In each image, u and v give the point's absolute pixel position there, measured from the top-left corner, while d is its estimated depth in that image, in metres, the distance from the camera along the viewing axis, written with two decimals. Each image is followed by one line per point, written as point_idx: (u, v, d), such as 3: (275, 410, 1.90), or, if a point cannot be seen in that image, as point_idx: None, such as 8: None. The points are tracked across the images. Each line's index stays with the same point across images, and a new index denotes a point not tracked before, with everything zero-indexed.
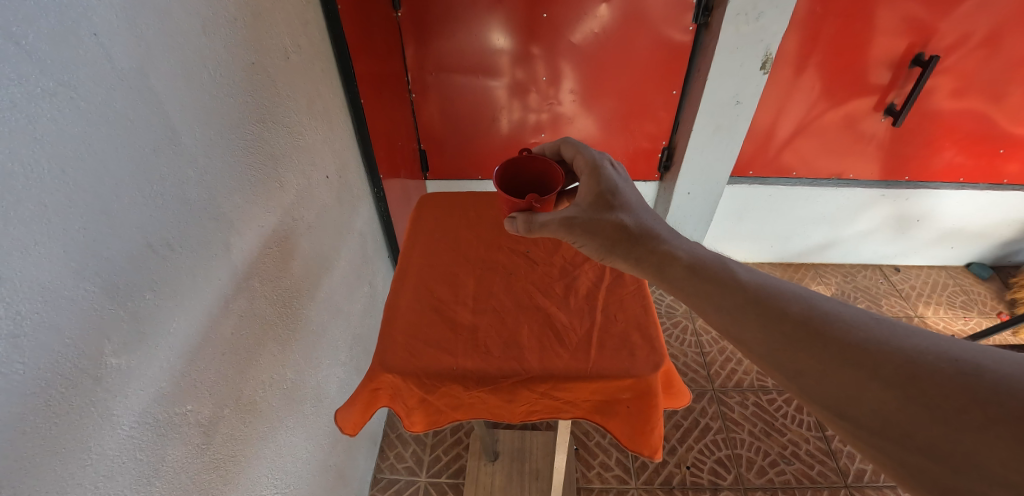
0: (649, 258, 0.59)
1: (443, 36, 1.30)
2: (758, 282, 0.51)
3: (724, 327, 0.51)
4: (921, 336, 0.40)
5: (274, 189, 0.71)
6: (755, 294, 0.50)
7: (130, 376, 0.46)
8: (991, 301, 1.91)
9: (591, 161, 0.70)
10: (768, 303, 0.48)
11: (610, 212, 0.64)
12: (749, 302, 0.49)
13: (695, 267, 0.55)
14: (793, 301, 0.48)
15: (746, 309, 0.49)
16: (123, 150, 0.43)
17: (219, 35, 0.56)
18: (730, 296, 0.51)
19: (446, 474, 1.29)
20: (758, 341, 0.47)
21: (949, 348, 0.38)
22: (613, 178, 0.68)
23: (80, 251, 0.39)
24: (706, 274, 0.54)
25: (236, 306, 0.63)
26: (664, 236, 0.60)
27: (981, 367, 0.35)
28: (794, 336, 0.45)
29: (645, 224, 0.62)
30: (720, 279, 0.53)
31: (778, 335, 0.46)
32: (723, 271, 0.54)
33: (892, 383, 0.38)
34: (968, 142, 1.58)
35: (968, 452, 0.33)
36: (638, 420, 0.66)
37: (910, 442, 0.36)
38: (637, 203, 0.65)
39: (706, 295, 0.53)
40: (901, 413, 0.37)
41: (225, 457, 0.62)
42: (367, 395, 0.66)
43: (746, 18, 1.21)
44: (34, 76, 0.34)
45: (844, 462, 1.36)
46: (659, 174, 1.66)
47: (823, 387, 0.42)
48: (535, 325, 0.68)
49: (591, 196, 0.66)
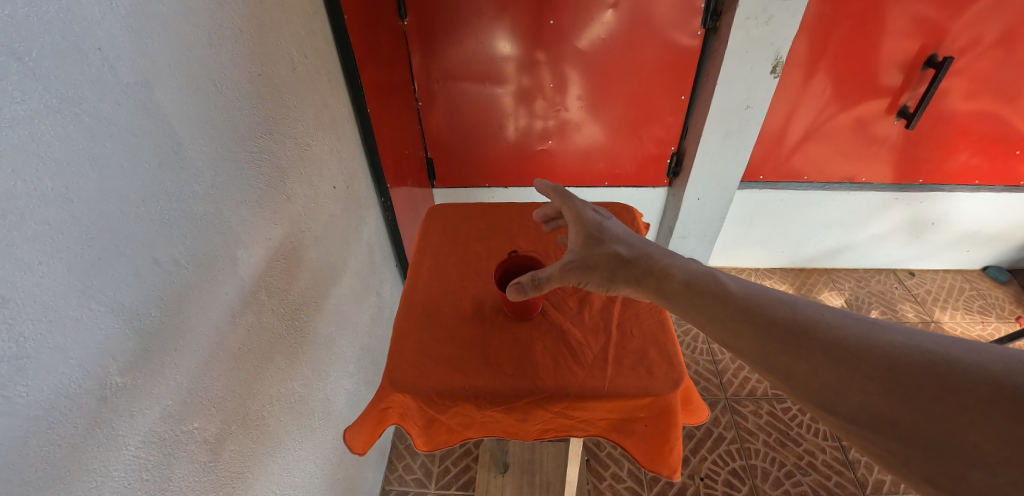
0: (649, 279, 0.57)
1: (449, 44, 1.31)
2: (748, 291, 0.50)
3: (722, 340, 0.49)
4: (898, 331, 0.40)
5: (281, 202, 0.71)
6: (745, 303, 0.49)
7: (136, 395, 0.45)
8: (1010, 305, 1.86)
9: (572, 206, 0.70)
10: (757, 311, 0.47)
11: (603, 245, 0.62)
12: (741, 311, 0.48)
13: (692, 282, 0.54)
14: (778, 307, 0.47)
15: (740, 318, 0.47)
16: (127, 166, 0.42)
17: (223, 46, 0.56)
18: (723, 307, 0.49)
19: (456, 486, 1.27)
20: (751, 347, 0.45)
21: (919, 339, 0.38)
22: (597, 217, 0.67)
23: (82, 269, 0.38)
24: (703, 288, 0.53)
25: (243, 320, 0.62)
26: (659, 255, 0.59)
27: (953, 358, 0.35)
28: (784, 340, 0.44)
29: (638, 248, 0.61)
30: (712, 292, 0.51)
31: (770, 341, 0.44)
32: (714, 284, 0.52)
33: (873, 378, 0.37)
34: (983, 143, 1.55)
35: (946, 437, 0.33)
36: (656, 438, 0.64)
37: (893, 431, 0.35)
38: (624, 233, 0.64)
39: (704, 310, 0.51)
40: (884, 404, 0.36)
41: (231, 474, 0.60)
42: (376, 414, 0.65)
43: (756, 22, 1.19)
44: (36, 92, 0.34)
45: (862, 473, 1.32)
46: (668, 180, 1.64)
47: (813, 386, 0.40)
48: (548, 340, 0.67)
49: (580, 235, 0.65)
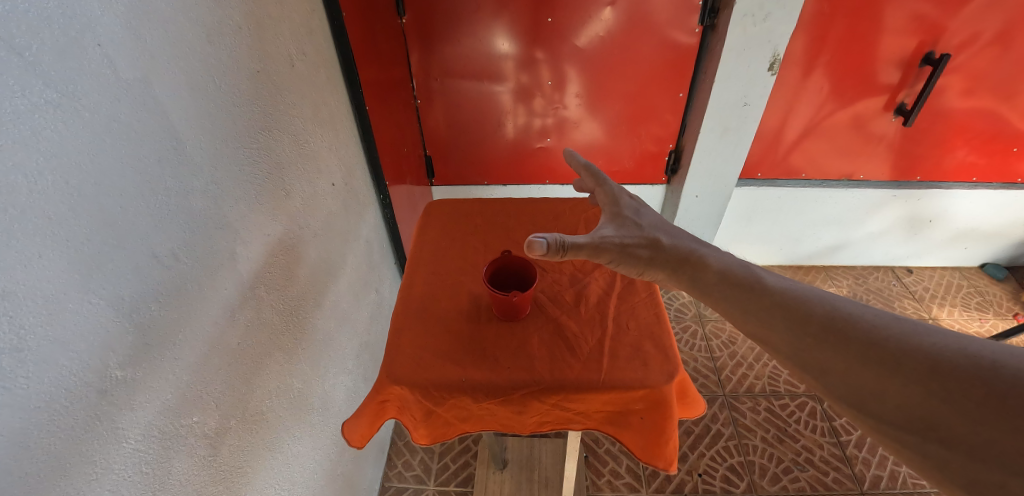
0: (685, 267, 0.58)
1: (447, 42, 1.31)
2: (786, 286, 0.51)
3: (754, 332, 0.50)
4: (942, 334, 0.39)
5: (280, 198, 0.71)
6: (781, 298, 0.49)
7: (136, 389, 0.45)
8: (1008, 302, 1.87)
9: (609, 191, 0.69)
10: (793, 306, 0.48)
11: (640, 229, 0.62)
12: (775, 305, 0.49)
13: (726, 274, 0.55)
14: (816, 303, 0.47)
15: (775, 312, 0.48)
16: (128, 162, 0.42)
17: (223, 43, 0.56)
18: (757, 301, 0.50)
19: (455, 482, 1.28)
20: (786, 343, 0.46)
21: (968, 343, 0.37)
22: (633, 203, 0.67)
23: (83, 262, 0.39)
24: (737, 280, 0.53)
25: (242, 315, 0.62)
26: (695, 246, 0.59)
27: (999, 362, 0.34)
28: (819, 336, 0.44)
29: (675, 238, 0.61)
30: (748, 285, 0.52)
31: (805, 336, 0.45)
32: (751, 277, 0.53)
33: (913, 380, 0.37)
34: (981, 141, 1.55)
35: (989, 444, 0.32)
36: (652, 431, 0.65)
37: (934, 435, 0.35)
38: (659, 222, 0.64)
39: (736, 301, 0.52)
40: (924, 407, 0.36)
41: (231, 468, 0.61)
42: (375, 406, 0.66)
43: (754, 19, 1.19)
44: (36, 87, 0.34)
45: (860, 469, 1.32)
46: (666, 178, 1.64)
47: (848, 385, 0.41)
48: (545, 334, 0.67)
49: (616, 218, 0.64)
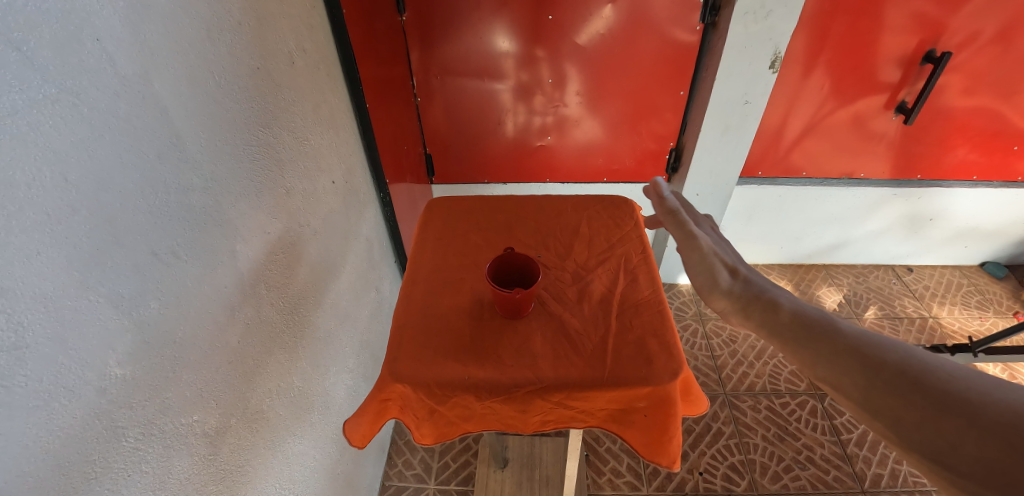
0: (754, 301, 0.53)
1: (447, 39, 1.30)
2: (863, 333, 0.44)
3: (823, 378, 0.43)
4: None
5: (280, 196, 0.71)
6: (855, 343, 0.43)
7: (135, 387, 0.45)
8: (1008, 300, 1.87)
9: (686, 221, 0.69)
10: (864, 350, 0.42)
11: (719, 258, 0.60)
12: (847, 348, 0.43)
13: (799, 313, 0.49)
14: (889, 350, 0.41)
15: (845, 355, 0.42)
16: (127, 158, 0.42)
17: (222, 39, 0.56)
18: (828, 344, 0.44)
19: (455, 481, 1.27)
20: (855, 387, 0.40)
21: None
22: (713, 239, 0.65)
23: (82, 258, 0.38)
24: (809, 320, 0.48)
25: (243, 313, 0.62)
26: (768, 286, 0.55)
27: None
28: (893, 383, 0.38)
29: (749, 275, 0.57)
30: (820, 329, 0.46)
31: (880, 384, 0.39)
32: (825, 321, 0.47)
33: (992, 431, 0.32)
34: (981, 139, 1.55)
35: None
36: (656, 429, 0.64)
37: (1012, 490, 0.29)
38: (739, 260, 0.61)
39: (802, 341, 0.46)
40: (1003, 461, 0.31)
41: (231, 467, 0.60)
42: (376, 405, 0.65)
43: (755, 17, 1.19)
44: (34, 82, 0.34)
45: (861, 467, 1.33)
46: (666, 176, 1.64)
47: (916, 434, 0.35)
48: (548, 332, 0.67)
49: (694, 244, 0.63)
